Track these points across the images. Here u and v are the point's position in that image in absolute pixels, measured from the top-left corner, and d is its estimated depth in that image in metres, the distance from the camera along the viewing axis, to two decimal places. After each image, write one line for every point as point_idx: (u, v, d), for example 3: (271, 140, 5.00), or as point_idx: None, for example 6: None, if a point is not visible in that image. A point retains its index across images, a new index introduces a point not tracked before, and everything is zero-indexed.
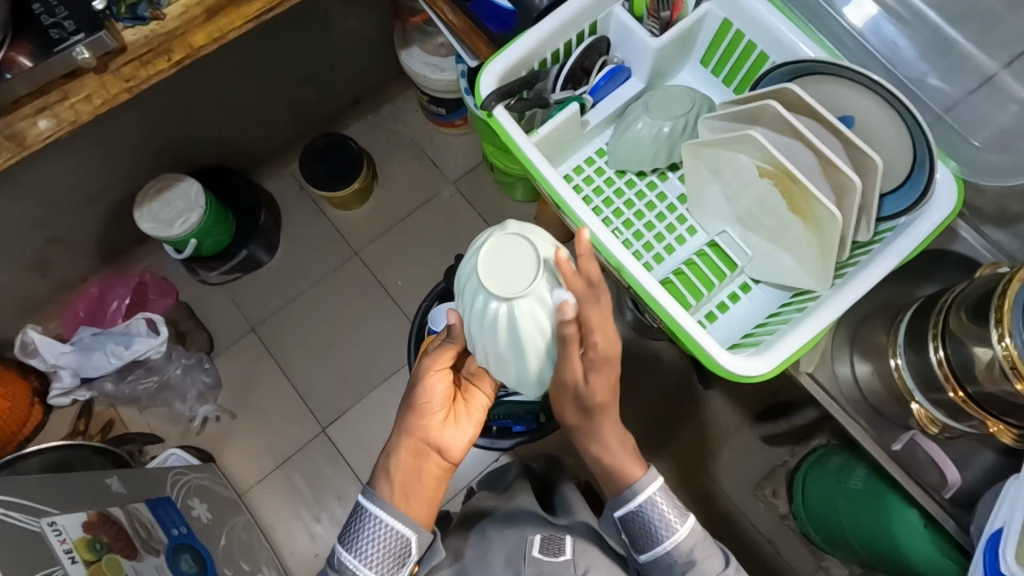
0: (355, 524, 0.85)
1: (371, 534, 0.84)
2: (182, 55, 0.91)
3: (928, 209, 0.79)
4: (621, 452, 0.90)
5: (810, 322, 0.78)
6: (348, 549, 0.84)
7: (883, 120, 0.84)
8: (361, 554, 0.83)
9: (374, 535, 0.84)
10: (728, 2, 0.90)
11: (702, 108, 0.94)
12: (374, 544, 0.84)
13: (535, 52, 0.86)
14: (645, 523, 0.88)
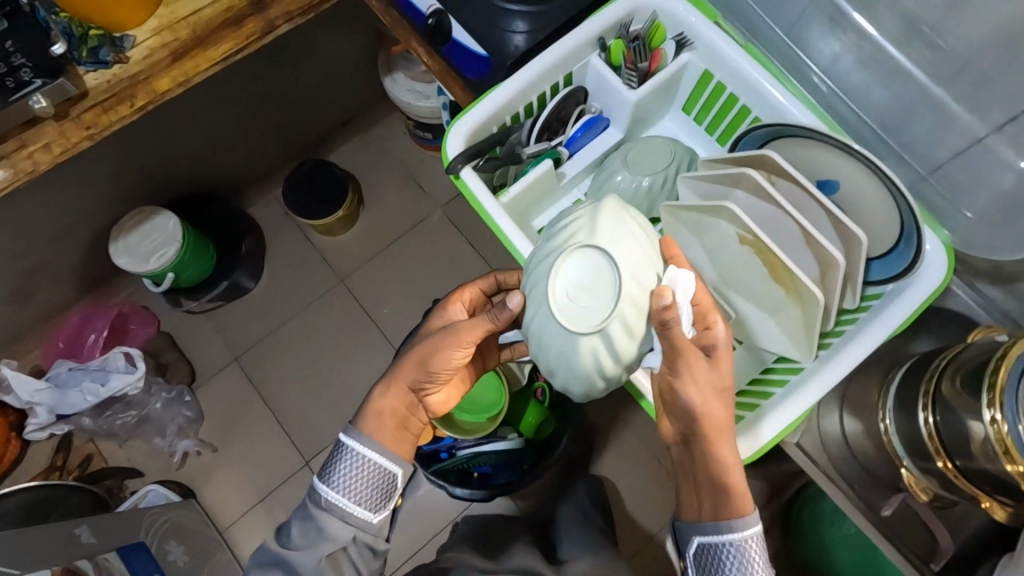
0: (337, 456, 0.76)
1: (355, 466, 0.75)
2: (146, 101, 0.89)
3: (916, 281, 0.74)
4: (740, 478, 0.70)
5: (788, 408, 0.74)
6: (330, 482, 0.74)
7: (872, 194, 0.77)
8: (346, 488, 0.74)
9: (360, 464, 0.75)
10: (709, 54, 0.80)
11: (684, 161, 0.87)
12: (359, 476, 0.75)
13: (504, 110, 0.78)
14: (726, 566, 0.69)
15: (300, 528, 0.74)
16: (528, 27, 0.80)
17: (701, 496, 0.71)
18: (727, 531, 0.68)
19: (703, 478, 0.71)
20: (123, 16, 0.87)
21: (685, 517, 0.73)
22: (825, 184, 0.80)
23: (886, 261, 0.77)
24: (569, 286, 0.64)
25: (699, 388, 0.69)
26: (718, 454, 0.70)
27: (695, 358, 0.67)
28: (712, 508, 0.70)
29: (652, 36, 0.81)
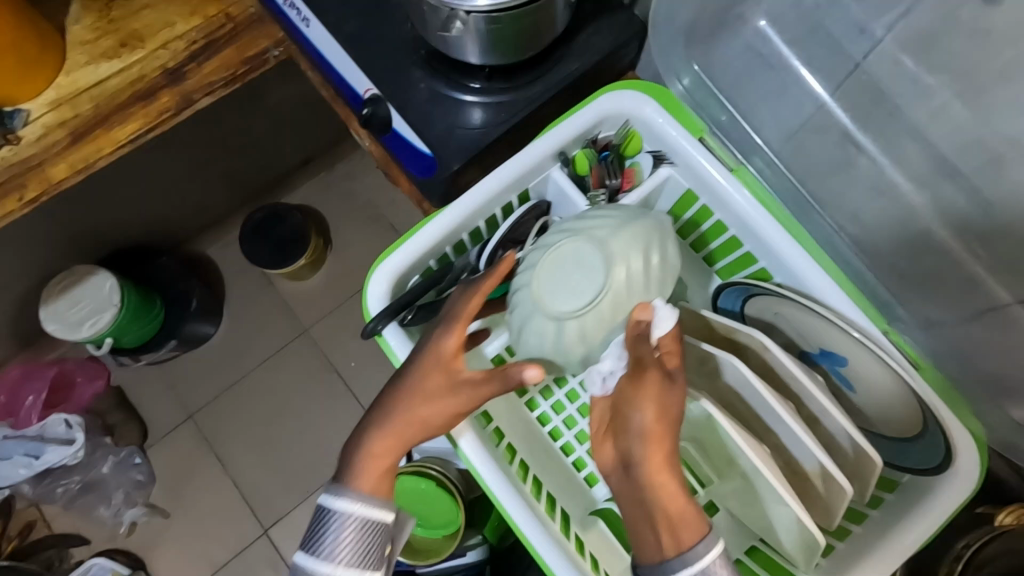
0: (330, 531, 0.48)
1: (356, 537, 0.49)
2: (38, 193, 0.76)
3: (946, 489, 0.49)
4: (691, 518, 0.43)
5: None
6: (326, 554, 0.48)
7: (876, 372, 0.53)
8: (352, 558, 0.48)
9: (362, 531, 0.49)
10: (691, 171, 0.59)
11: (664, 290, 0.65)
12: (365, 539, 0.49)
13: (447, 239, 0.59)
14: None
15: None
16: (488, 119, 0.66)
17: (656, 526, 0.43)
18: (686, 562, 0.42)
19: (652, 511, 0.43)
20: (13, 89, 0.75)
21: (637, 558, 0.44)
22: (826, 353, 0.55)
23: (904, 449, 0.53)
24: (564, 268, 0.56)
25: (660, 405, 0.46)
26: (664, 481, 0.44)
27: (655, 376, 0.48)
28: (671, 540, 0.43)
29: (627, 146, 0.62)
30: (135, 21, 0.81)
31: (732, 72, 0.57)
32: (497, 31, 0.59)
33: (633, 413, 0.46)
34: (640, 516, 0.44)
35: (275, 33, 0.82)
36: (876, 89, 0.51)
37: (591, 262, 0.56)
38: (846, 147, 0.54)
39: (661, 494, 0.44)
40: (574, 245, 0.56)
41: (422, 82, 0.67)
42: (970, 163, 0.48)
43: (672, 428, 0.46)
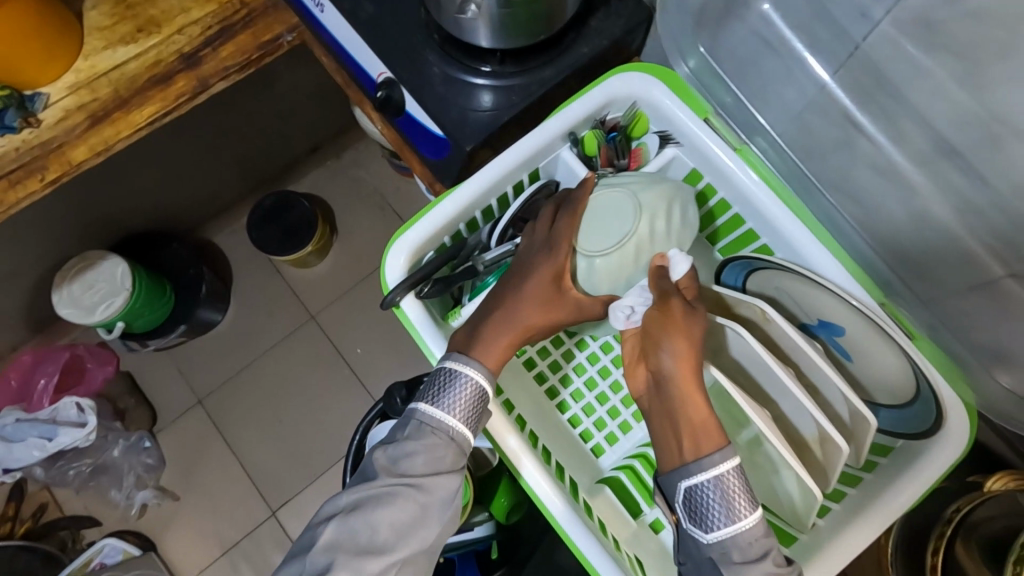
0: (455, 389, 0.55)
1: (472, 403, 0.55)
2: (59, 174, 0.78)
3: (936, 450, 0.52)
4: (709, 424, 0.49)
5: None
6: (449, 407, 0.54)
7: (875, 343, 0.55)
8: (465, 418, 0.55)
9: (478, 399, 0.55)
10: (698, 151, 0.61)
11: None
12: (477, 407, 0.56)
13: (461, 216, 0.61)
14: (714, 510, 0.47)
15: (415, 462, 0.53)
16: (498, 102, 0.68)
17: (681, 433, 0.50)
18: (707, 465, 0.48)
19: (677, 421, 0.50)
20: (34, 73, 0.76)
21: (661, 463, 0.51)
22: (825, 324, 0.58)
23: (899, 415, 0.55)
24: (601, 212, 0.60)
25: (686, 334, 0.52)
26: (688, 396, 0.50)
27: (681, 303, 0.54)
28: (692, 446, 0.49)
29: (634, 127, 0.64)
30: (152, 6, 0.82)
31: (738, 55, 0.58)
32: (509, 15, 0.61)
33: (664, 340, 0.52)
34: (666, 425, 0.50)
35: (289, 19, 0.84)
36: (876, 70, 0.53)
37: (625, 211, 0.60)
38: (847, 128, 0.55)
39: (686, 407, 0.50)
40: (612, 193, 0.60)
41: (435, 65, 0.69)
42: (968, 141, 0.49)
43: (695, 353, 0.52)
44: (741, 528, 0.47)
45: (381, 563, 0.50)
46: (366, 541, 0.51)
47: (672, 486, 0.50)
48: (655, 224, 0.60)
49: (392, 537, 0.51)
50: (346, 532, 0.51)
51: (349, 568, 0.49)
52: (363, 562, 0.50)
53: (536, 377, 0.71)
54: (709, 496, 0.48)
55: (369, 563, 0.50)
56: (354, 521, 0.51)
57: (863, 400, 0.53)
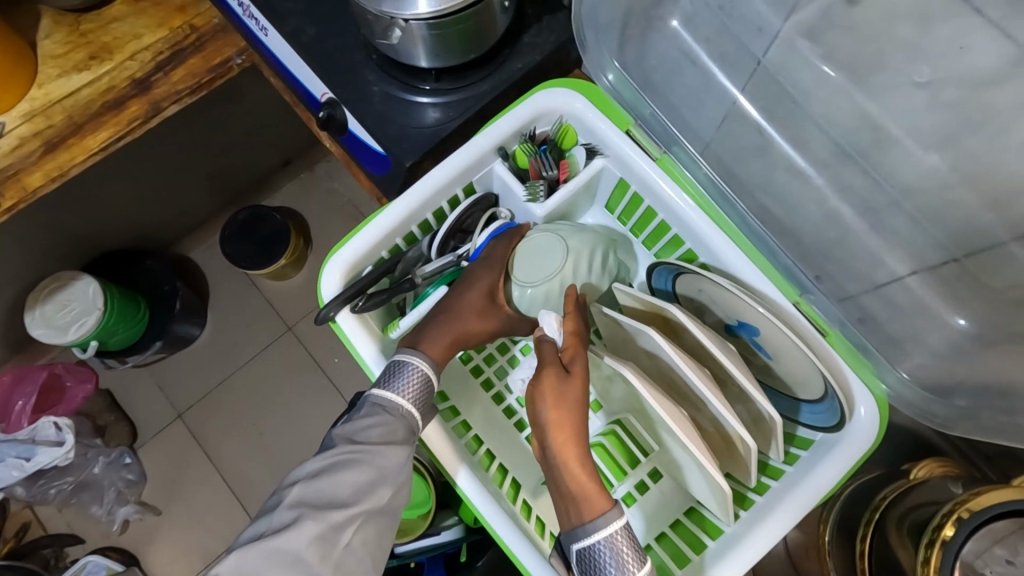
0: (406, 373, 0.57)
1: (422, 390, 0.57)
2: (16, 200, 0.80)
3: (842, 440, 0.55)
4: (588, 489, 0.51)
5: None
6: (400, 387, 0.56)
7: (786, 346, 0.57)
8: (415, 400, 0.57)
9: (429, 386, 0.58)
10: (624, 163, 0.65)
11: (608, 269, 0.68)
12: (428, 394, 0.58)
13: (396, 230, 0.64)
14: (606, 569, 0.49)
15: (371, 434, 0.54)
16: (439, 117, 0.71)
17: (567, 501, 0.52)
18: (592, 529, 0.50)
19: (561, 490, 0.52)
20: None
21: (560, 523, 0.53)
22: (743, 324, 0.61)
23: (816, 409, 0.59)
24: (529, 249, 0.65)
25: (558, 402, 0.54)
26: (568, 463, 0.52)
27: (553, 371, 0.56)
28: (577, 512, 0.51)
29: (563, 139, 0.67)
30: (104, 34, 0.84)
31: (655, 69, 0.60)
32: (438, 36, 0.63)
33: (541, 412, 0.54)
34: (557, 494, 0.53)
35: (239, 42, 0.86)
36: (780, 82, 0.55)
37: (551, 252, 0.65)
38: (758, 137, 0.58)
39: (566, 475, 0.52)
40: (542, 235, 0.66)
41: (375, 84, 0.71)
42: (858, 145, 0.53)
43: (573, 417, 0.54)
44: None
45: (343, 518, 0.50)
46: (329, 499, 0.51)
47: (568, 549, 0.52)
48: (578, 268, 0.66)
49: (353, 496, 0.51)
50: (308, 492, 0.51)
51: (313, 519, 0.49)
52: (327, 515, 0.50)
53: (483, 383, 0.74)
54: (601, 557, 0.50)
55: (333, 516, 0.50)
56: (316, 483, 0.51)
57: (771, 399, 0.56)
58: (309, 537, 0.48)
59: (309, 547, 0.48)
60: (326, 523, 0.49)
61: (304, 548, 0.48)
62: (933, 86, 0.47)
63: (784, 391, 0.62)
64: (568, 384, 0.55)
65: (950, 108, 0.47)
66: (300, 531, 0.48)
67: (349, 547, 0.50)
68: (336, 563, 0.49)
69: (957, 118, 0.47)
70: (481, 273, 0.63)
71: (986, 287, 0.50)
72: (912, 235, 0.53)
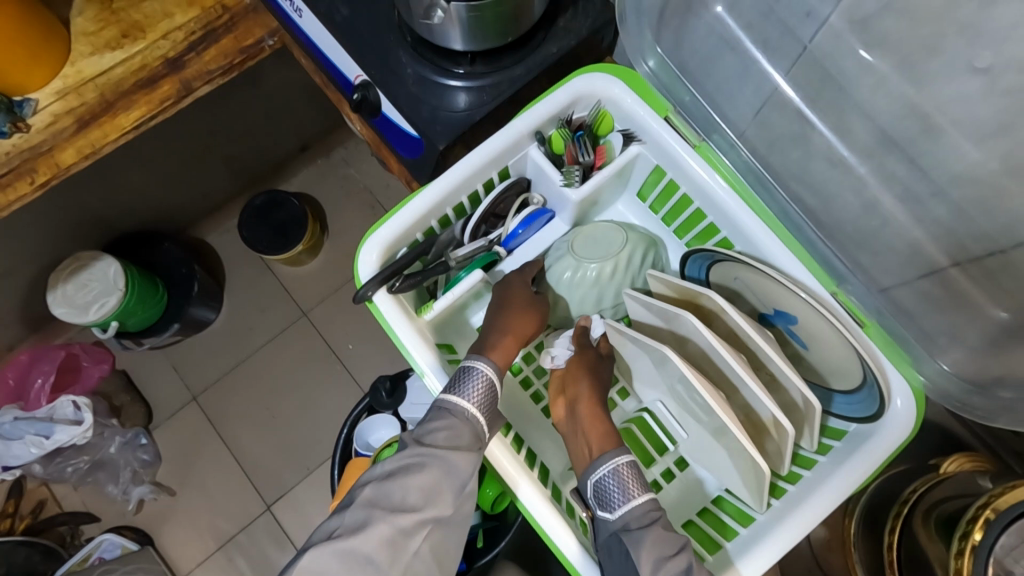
0: (476, 378, 0.56)
1: (491, 394, 0.57)
2: (48, 176, 0.80)
3: (875, 431, 0.56)
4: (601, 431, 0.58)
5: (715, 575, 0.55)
6: (466, 393, 0.56)
7: (824, 331, 0.59)
8: (481, 404, 0.56)
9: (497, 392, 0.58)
10: (664, 151, 0.65)
11: (639, 253, 0.69)
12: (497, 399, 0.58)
13: (431, 213, 0.64)
14: (613, 493, 0.54)
15: (439, 440, 0.54)
16: (472, 101, 0.70)
17: (588, 438, 0.58)
18: (598, 460, 0.55)
19: (584, 433, 0.59)
20: (22, 78, 0.79)
21: (575, 465, 0.59)
22: (779, 313, 0.62)
23: (849, 399, 0.59)
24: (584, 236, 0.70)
25: (590, 371, 0.64)
26: (596, 411, 0.60)
27: (589, 352, 0.66)
28: (594, 448, 0.57)
29: (599, 125, 0.68)
30: (136, 12, 0.84)
31: (696, 54, 0.60)
32: (477, 18, 0.62)
33: (570, 380, 0.63)
34: (579, 438, 0.59)
35: (270, 22, 0.87)
36: (825, 69, 0.55)
37: (604, 236, 0.69)
38: (801, 126, 0.57)
39: (583, 421, 0.59)
40: (605, 226, 0.70)
41: (408, 67, 0.71)
42: (905, 134, 0.52)
43: (602, 385, 0.63)
44: (636, 504, 0.53)
45: (412, 522, 0.51)
46: (397, 503, 0.52)
47: (582, 481, 0.56)
48: (632, 257, 0.69)
49: (421, 502, 0.52)
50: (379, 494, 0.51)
51: (383, 523, 0.50)
52: (396, 519, 0.51)
53: (513, 367, 0.74)
54: (608, 486, 0.54)
55: (402, 520, 0.51)
56: (386, 486, 0.52)
57: (809, 385, 0.57)
58: (382, 539, 0.50)
59: (382, 549, 0.50)
60: (394, 528, 0.51)
61: (374, 551, 0.50)
62: (992, 72, 0.46)
63: (814, 380, 0.63)
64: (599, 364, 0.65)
65: (1007, 96, 0.46)
66: (371, 533, 0.50)
67: (417, 553, 0.51)
68: (407, 567, 0.51)
69: (1014, 107, 0.46)
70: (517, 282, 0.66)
71: None
72: (956, 227, 0.52)
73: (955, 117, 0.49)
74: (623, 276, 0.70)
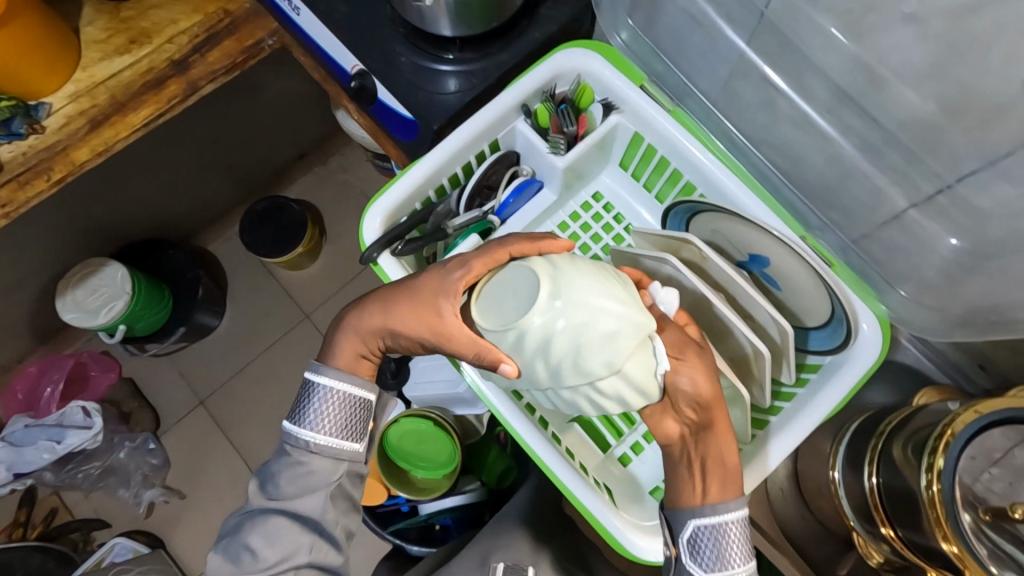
0: (313, 399, 0.58)
1: (337, 406, 0.58)
2: (63, 173, 0.85)
3: (855, 352, 0.62)
4: (718, 473, 0.55)
5: None
6: (304, 426, 0.58)
7: (794, 266, 0.65)
8: (323, 432, 0.58)
9: (343, 400, 0.58)
10: (641, 117, 0.71)
11: (562, 317, 0.50)
12: (344, 412, 0.58)
13: (429, 181, 0.69)
14: (711, 553, 0.54)
15: (283, 482, 0.58)
16: (461, 85, 0.76)
17: (705, 475, 0.55)
18: (722, 509, 0.53)
19: (705, 464, 0.55)
20: (37, 83, 0.84)
21: (674, 501, 0.56)
22: (754, 258, 0.70)
23: (823, 332, 0.66)
24: (510, 273, 0.54)
25: (702, 374, 0.56)
26: (719, 431, 0.56)
27: (692, 349, 0.57)
28: (713, 490, 0.54)
29: (580, 98, 0.73)
30: (143, 19, 0.90)
31: (667, 29, 0.66)
32: (461, 4, 0.68)
33: (682, 384, 0.56)
34: (694, 469, 0.56)
35: (270, 24, 0.92)
36: (781, 34, 0.59)
37: (539, 334, 0.50)
38: (765, 89, 0.62)
39: (706, 449, 0.56)
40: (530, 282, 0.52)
41: (402, 56, 0.76)
42: (855, 87, 0.56)
43: (714, 391, 0.57)
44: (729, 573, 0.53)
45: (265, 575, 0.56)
46: (251, 558, 0.56)
47: (680, 522, 0.55)
48: (549, 321, 0.50)
49: (274, 553, 0.56)
50: (233, 555, 0.57)
51: None
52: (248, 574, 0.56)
53: None
54: (705, 542, 0.54)
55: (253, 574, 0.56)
56: (239, 545, 0.57)
57: (782, 313, 0.63)
58: None
59: None
60: None
61: None
62: (920, 19, 0.50)
63: (794, 323, 0.70)
64: (700, 372, 0.56)
65: (939, 40, 0.50)
66: None
67: None
68: None
69: (942, 49, 0.50)
70: (428, 284, 0.59)
71: (976, 209, 0.54)
72: (907, 170, 0.57)
73: (895, 66, 0.53)
74: (548, 335, 0.50)
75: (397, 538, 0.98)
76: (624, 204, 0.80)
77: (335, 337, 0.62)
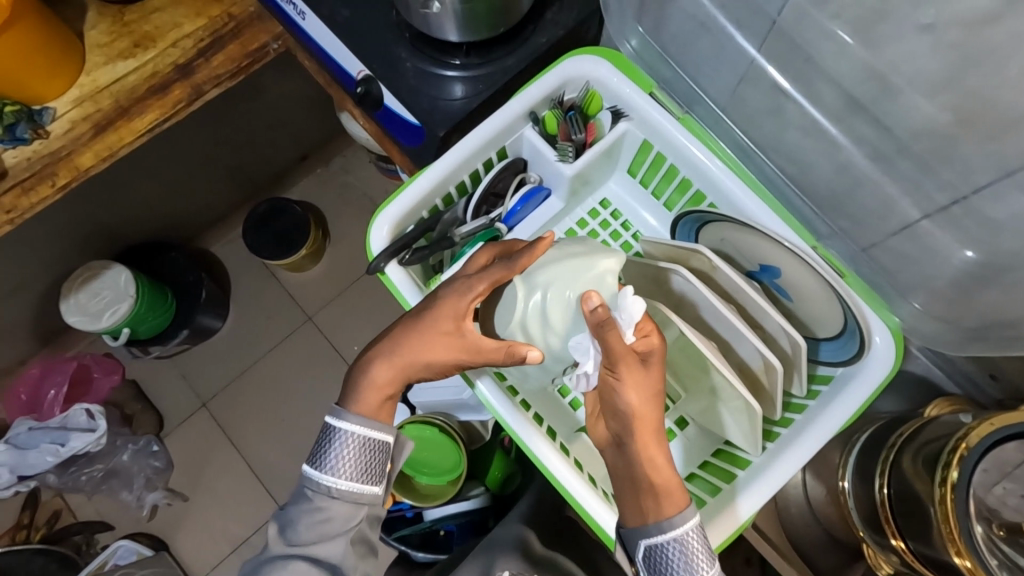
0: (333, 446, 0.58)
1: (356, 452, 0.58)
2: (68, 179, 0.85)
3: (867, 362, 0.62)
4: (653, 491, 0.53)
5: (722, 520, 0.59)
6: (324, 472, 0.58)
7: (803, 274, 0.66)
8: (343, 478, 0.58)
9: (363, 445, 0.58)
10: (650, 124, 0.71)
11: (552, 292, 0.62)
12: (364, 456, 0.58)
13: (435, 191, 0.69)
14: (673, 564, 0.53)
15: (302, 529, 0.57)
16: (467, 91, 0.75)
17: (644, 494, 0.54)
18: (667, 527, 0.53)
19: (638, 484, 0.54)
20: (40, 88, 0.83)
21: (623, 516, 0.56)
22: (765, 269, 0.70)
23: (835, 345, 0.66)
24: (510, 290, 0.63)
25: (638, 391, 0.54)
26: (651, 458, 0.54)
27: (630, 362, 0.54)
28: (654, 509, 0.53)
29: (589, 105, 0.73)
30: (147, 23, 0.89)
31: (675, 34, 0.66)
32: (469, 9, 0.67)
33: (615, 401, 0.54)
34: (632, 489, 0.54)
35: (275, 28, 0.91)
36: (792, 41, 0.58)
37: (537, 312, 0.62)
38: (775, 96, 0.62)
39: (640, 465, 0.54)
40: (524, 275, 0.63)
41: (407, 61, 0.76)
42: (866, 94, 0.55)
43: (653, 411, 0.54)
44: None
45: None
46: None
47: (633, 541, 0.55)
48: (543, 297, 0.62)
49: None
50: None
51: None
52: None
53: None
54: (671, 556, 0.53)
55: None
56: None
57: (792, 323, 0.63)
58: None
59: None
60: None
61: None
62: (936, 28, 0.49)
63: (804, 333, 0.70)
64: (639, 390, 0.54)
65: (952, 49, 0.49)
66: None
67: None
68: None
69: (954, 58, 0.49)
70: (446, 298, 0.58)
71: (990, 219, 0.53)
72: (919, 179, 0.56)
73: (907, 74, 0.52)
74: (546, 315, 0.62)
75: (401, 543, 0.96)
76: (632, 212, 0.80)
77: (347, 390, 0.60)
